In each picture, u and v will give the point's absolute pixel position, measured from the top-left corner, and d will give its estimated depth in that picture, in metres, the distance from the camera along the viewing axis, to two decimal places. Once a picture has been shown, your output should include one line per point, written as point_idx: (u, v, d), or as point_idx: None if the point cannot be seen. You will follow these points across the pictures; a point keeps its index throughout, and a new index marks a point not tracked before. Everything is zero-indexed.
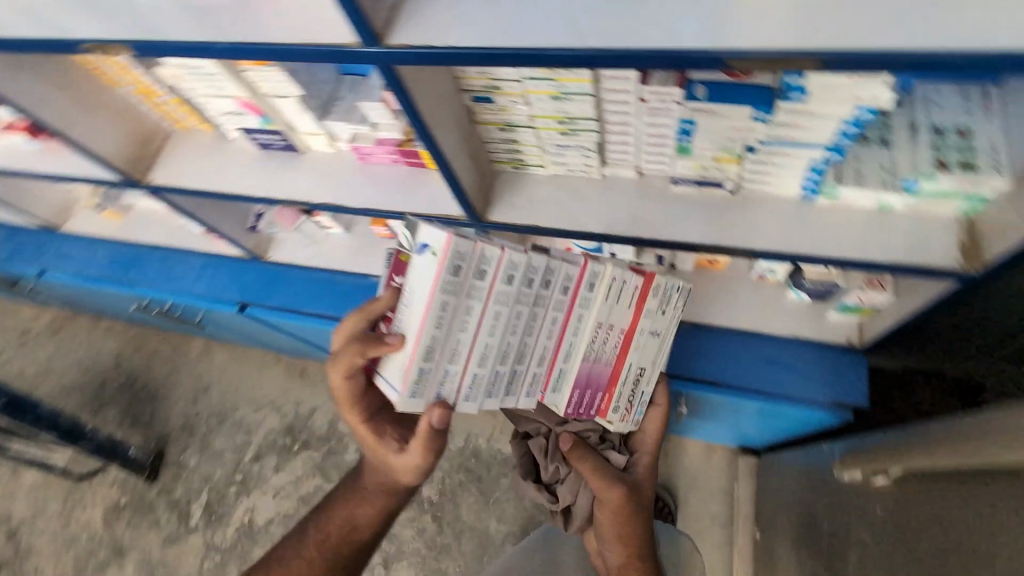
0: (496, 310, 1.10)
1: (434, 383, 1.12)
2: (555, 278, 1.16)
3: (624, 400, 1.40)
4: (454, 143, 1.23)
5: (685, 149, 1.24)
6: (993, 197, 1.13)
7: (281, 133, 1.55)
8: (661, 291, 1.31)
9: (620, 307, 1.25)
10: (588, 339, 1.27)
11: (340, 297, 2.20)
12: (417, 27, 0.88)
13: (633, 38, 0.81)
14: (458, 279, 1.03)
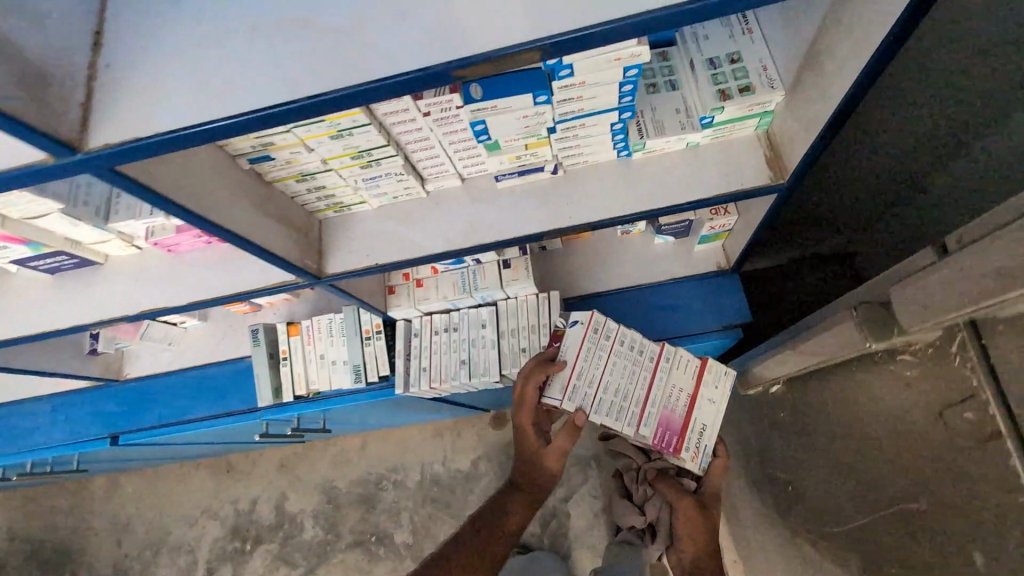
0: (618, 354, 1.54)
1: (587, 388, 1.50)
2: (641, 347, 1.58)
3: (693, 441, 1.56)
4: (244, 216, 1.09)
5: (493, 145, 1.21)
6: (776, 108, 1.19)
7: (63, 252, 1.35)
8: (719, 376, 1.62)
9: (687, 385, 1.58)
10: (662, 389, 1.55)
11: (221, 391, 2.01)
12: (125, 121, 0.76)
13: (366, 70, 0.72)
14: (599, 340, 1.53)
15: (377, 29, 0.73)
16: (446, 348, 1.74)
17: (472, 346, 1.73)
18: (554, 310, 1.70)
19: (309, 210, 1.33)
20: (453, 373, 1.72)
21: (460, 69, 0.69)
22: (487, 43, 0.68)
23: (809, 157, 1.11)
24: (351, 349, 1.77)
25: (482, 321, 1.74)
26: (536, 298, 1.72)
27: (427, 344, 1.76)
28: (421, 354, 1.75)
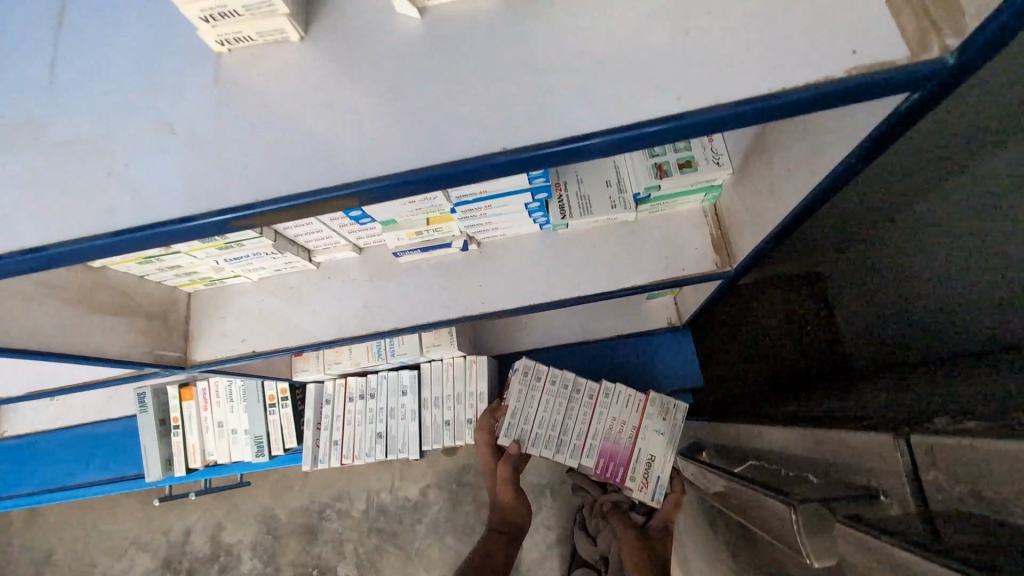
0: (548, 389, 1.31)
1: (519, 426, 1.31)
2: (577, 379, 1.33)
3: (641, 470, 1.29)
4: (55, 324, 0.87)
5: (387, 223, 0.99)
6: (725, 184, 0.99)
7: None
8: (666, 410, 1.32)
9: (633, 417, 1.31)
10: (602, 422, 1.30)
11: (114, 451, 1.77)
12: None
13: (115, 211, 0.48)
14: (529, 375, 1.32)
15: (127, 141, 0.50)
16: (360, 419, 1.55)
17: (389, 417, 1.53)
18: (481, 379, 1.48)
19: (170, 285, 1.11)
20: (368, 448, 1.54)
21: (240, 219, 0.47)
22: (297, 191, 0.46)
23: (756, 254, 0.92)
24: (253, 420, 1.58)
25: (403, 388, 1.52)
26: (463, 362, 1.51)
27: (338, 413, 1.55)
28: (332, 426, 1.56)
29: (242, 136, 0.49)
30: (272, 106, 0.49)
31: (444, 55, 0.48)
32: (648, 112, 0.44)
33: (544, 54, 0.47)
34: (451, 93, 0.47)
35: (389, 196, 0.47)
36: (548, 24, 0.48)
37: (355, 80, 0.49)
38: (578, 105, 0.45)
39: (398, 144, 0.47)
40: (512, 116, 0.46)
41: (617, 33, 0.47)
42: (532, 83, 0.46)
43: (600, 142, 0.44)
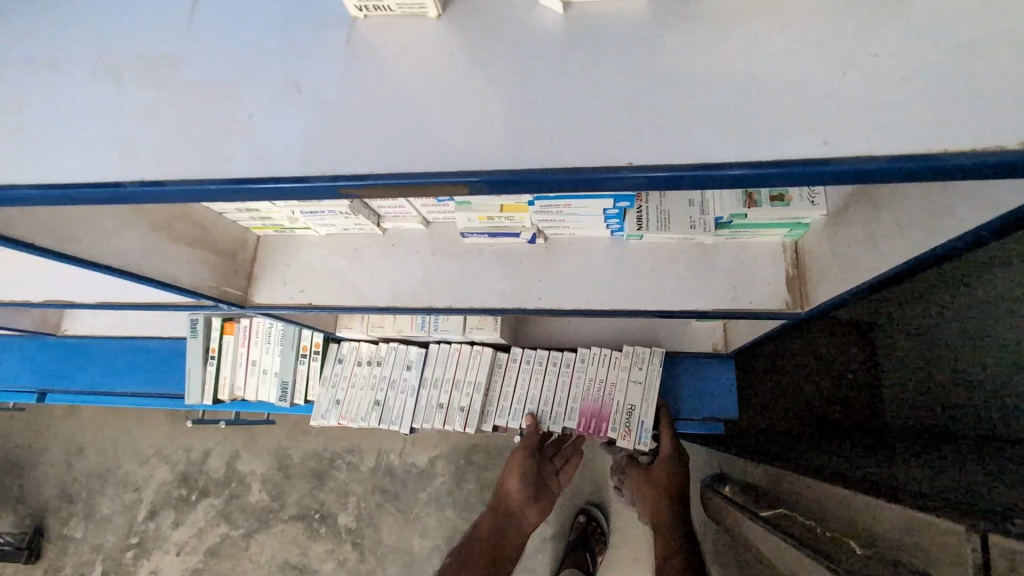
0: (523, 366, 1.52)
1: (503, 404, 1.52)
2: (546, 354, 1.51)
3: (622, 421, 1.43)
4: (138, 249, 0.90)
5: (463, 202, 0.99)
6: (813, 223, 0.95)
7: None
8: (634, 359, 1.44)
9: (610, 373, 1.46)
10: (580, 384, 1.47)
11: (158, 367, 1.86)
12: None
13: (234, 159, 0.49)
14: (505, 361, 1.54)
15: (251, 91, 0.50)
16: (364, 384, 1.60)
17: (389, 387, 1.58)
18: (481, 371, 1.52)
19: (242, 225, 1.14)
20: (362, 413, 1.59)
21: (349, 188, 0.47)
22: (418, 167, 0.46)
23: (837, 302, 0.88)
24: (284, 363, 1.63)
25: (408, 361, 1.57)
26: (470, 350, 1.53)
27: (347, 374, 1.61)
28: (337, 385, 1.61)
29: (371, 106, 0.48)
30: (401, 77, 0.49)
31: (581, 55, 0.47)
32: (787, 152, 0.42)
33: (688, 71, 0.45)
34: (583, 95, 0.46)
35: (504, 190, 0.46)
36: (694, 40, 0.46)
37: (487, 65, 0.48)
38: (712, 130, 0.43)
39: (521, 140, 0.46)
40: (646, 133, 0.44)
41: (766, 61, 0.44)
42: (669, 100, 0.45)
43: (737, 172, 0.42)
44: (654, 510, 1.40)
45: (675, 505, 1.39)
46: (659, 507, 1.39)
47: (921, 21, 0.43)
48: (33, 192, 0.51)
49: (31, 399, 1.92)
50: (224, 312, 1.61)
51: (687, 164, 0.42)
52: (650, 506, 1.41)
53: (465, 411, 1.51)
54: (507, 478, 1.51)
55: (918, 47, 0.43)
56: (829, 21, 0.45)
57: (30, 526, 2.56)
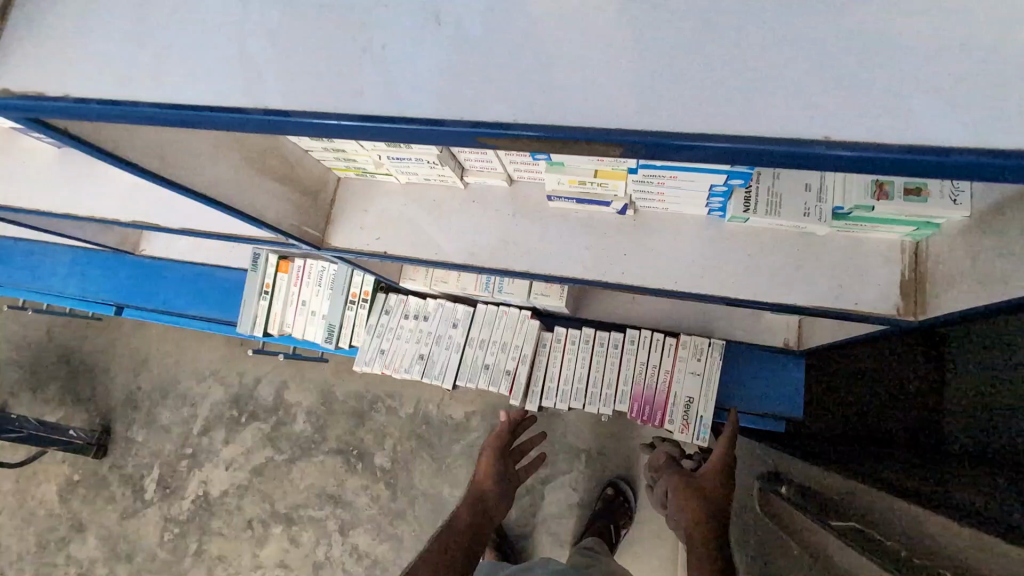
0: (573, 346, 1.52)
1: (552, 382, 1.53)
2: (595, 337, 1.51)
3: (679, 413, 1.43)
4: (227, 177, 0.89)
5: (556, 164, 0.93)
6: (946, 223, 0.85)
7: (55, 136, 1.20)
8: (690, 350, 1.44)
9: (664, 360, 1.46)
10: (632, 367, 1.48)
11: (227, 294, 1.93)
12: (31, 63, 0.52)
13: (379, 89, 0.47)
14: (552, 339, 1.53)
15: (391, 22, 0.47)
16: (411, 337, 1.61)
17: (435, 342, 1.59)
18: (529, 340, 1.53)
19: (325, 165, 1.12)
20: (407, 364, 1.61)
21: (487, 136, 0.47)
22: (595, 123, 0.44)
23: (962, 313, 0.81)
24: (332, 307, 1.65)
25: (455, 320, 1.59)
26: (518, 314, 1.54)
27: (393, 325, 1.63)
28: (382, 335, 1.63)
29: (531, 44, 0.46)
30: (562, 17, 0.46)
31: (761, 17, 0.44)
32: (973, 140, 0.40)
33: (875, 46, 0.42)
34: (758, 61, 0.43)
35: (696, 158, 0.44)
36: (892, 13, 0.43)
37: (656, 12, 0.45)
38: (890, 116, 0.42)
39: (685, 104, 0.44)
40: (847, 101, 0.42)
41: (971, 39, 0.41)
42: (871, 75, 0.42)
43: (962, 158, 0.40)
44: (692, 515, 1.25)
45: (713, 515, 1.26)
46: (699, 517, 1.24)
47: None
48: (156, 111, 0.50)
49: (109, 310, 2.04)
50: (280, 250, 1.65)
51: (908, 149, 0.41)
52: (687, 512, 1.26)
53: (512, 375, 1.53)
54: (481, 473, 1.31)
55: None
56: None
57: (100, 425, 2.77)
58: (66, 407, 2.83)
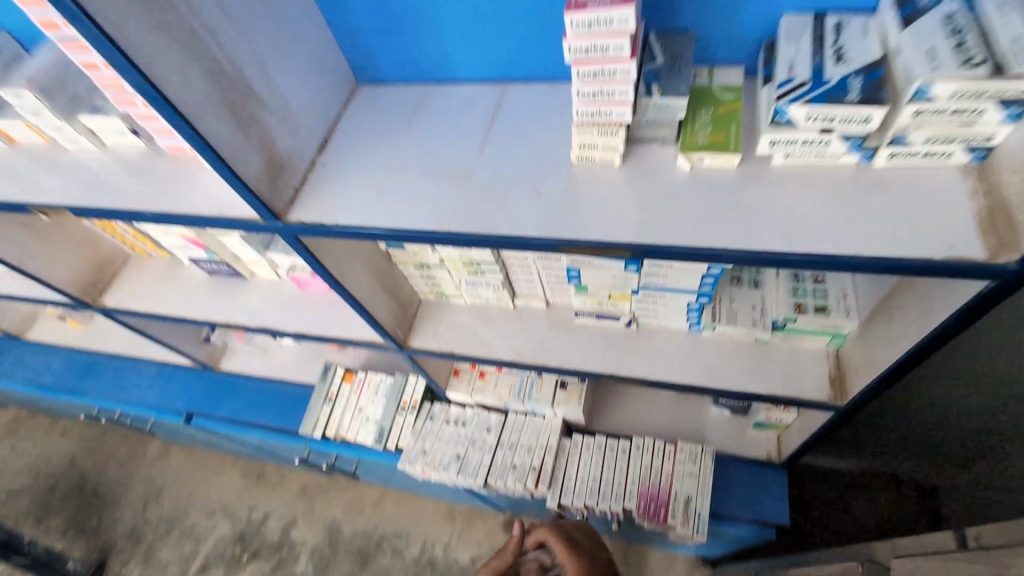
0: (588, 449, 1.81)
1: (571, 479, 1.77)
2: (605, 442, 1.81)
3: (680, 508, 1.66)
4: (360, 287, 1.32)
5: (581, 287, 1.38)
6: (850, 333, 1.23)
7: (226, 264, 1.71)
8: (687, 453, 1.73)
9: (665, 463, 1.74)
10: (639, 469, 1.74)
11: (290, 404, 2.20)
12: (321, 208, 1.01)
13: (502, 223, 0.93)
14: (571, 442, 1.83)
15: (510, 196, 0.96)
16: (449, 439, 1.89)
17: (470, 445, 1.87)
18: (551, 437, 1.83)
19: (415, 290, 1.58)
20: (445, 462, 1.85)
21: (563, 247, 0.90)
22: (620, 239, 0.87)
23: (866, 393, 1.15)
24: (385, 412, 1.97)
25: (488, 425, 1.89)
26: (542, 420, 1.87)
27: (435, 428, 1.92)
28: (423, 437, 1.91)
29: (587, 205, 0.93)
30: (600, 194, 0.93)
31: (696, 195, 0.89)
32: (816, 250, 0.79)
33: (759, 206, 0.85)
34: (700, 214, 0.87)
35: (674, 257, 0.85)
36: (764, 196, 0.86)
37: (646, 193, 0.91)
38: (771, 237, 0.82)
39: (664, 232, 0.86)
40: (749, 231, 0.83)
41: (806, 208, 0.83)
42: (760, 221, 0.84)
43: (813, 260, 0.78)
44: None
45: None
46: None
47: (890, 192, 0.81)
48: (385, 232, 0.96)
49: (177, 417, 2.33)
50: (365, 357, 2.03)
51: (786, 255, 0.79)
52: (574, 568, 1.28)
53: (537, 470, 1.78)
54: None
55: (894, 204, 0.80)
56: (847, 191, 0.83)
57: (96, 559, 2.80)
58: (67, 538, 2.88)
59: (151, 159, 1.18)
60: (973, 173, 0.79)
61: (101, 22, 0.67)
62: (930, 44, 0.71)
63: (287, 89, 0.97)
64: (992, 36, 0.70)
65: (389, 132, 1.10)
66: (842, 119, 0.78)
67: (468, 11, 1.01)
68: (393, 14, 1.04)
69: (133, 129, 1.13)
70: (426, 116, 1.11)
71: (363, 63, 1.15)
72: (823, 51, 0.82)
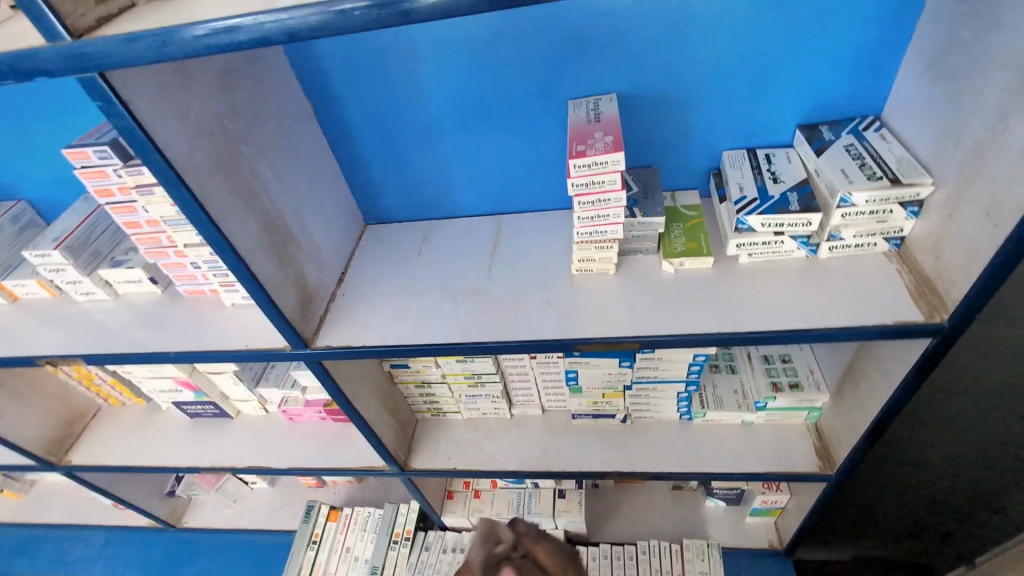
0: (596, 561, 1.74)
1: None
2: (610, 550, 1.76)
3: None
4: (371, 410, 1.35)
5: (577, 389, 1.45)
6: (824, 406, 1.37)
7: (212, 404, 1.68)
8: (695, 550, 1.71)
9: (675, 564, 1.70)
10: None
11: (262, 560, 2.01)
12: (347, 332, 1.09)
13: (519, 330, 1.04)
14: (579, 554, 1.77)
15: (523, 305, 1.08)
16: (449, 570, 1.78)
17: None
18: None
19: (412, 411, 1.60)
20: None
21: (578, 344, 1.01)
22: (627, 333, 1.00)
23: (853, 457, 1.25)
24: (376, 549, 1.85)
25: None
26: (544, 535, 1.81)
27: (432, 560, 1.81)
28: (422, 571, 1.79)
29: (591, 307, 1.06)
30: (600, 297, 1.07)
31: (683, 291, 1.04)
32: (792, 327, 0.95)
33: (737, 296, 1.01)
34: (690, 307, 1.02)
35: (675, 345, 0.98)
36: (739, 286, 1.03)
37: (640, 294, 1.06)
38: (753, 320, 0.97)
39: (662, 324, 1.00)
40: (735, 316, 0.98)
41: (777, 293, 1.00)
42: (741, 309, 0.99)
43: (790, 336, 0.94)
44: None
45: None
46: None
47: (838, 275, 0.99)
48: (412, 347, 1.04)
49: None
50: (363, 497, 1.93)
51: (768, 333, 0.95)
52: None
53: None
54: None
55: (843, 284, 0.98)
56: (805, 278, 1.01)
57: None
58: None
59: (165, 305, 1.24)
60: (895, 256, 0.99)
61: (195, 190, 0.80)
62: (842, 166, 0.95)
63: (316, 231, 1.12)
64: (883, 158, 0.95)
65: (401, 261, 1.22)
66: (788, 222, 0.98)
67: (472, 160, 1.20)
68: (403, 166, 1.22)
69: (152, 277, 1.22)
70: (433, 244, 1.25)
71: (373, 206, 1.30)
72: (762, 175, 1.05)
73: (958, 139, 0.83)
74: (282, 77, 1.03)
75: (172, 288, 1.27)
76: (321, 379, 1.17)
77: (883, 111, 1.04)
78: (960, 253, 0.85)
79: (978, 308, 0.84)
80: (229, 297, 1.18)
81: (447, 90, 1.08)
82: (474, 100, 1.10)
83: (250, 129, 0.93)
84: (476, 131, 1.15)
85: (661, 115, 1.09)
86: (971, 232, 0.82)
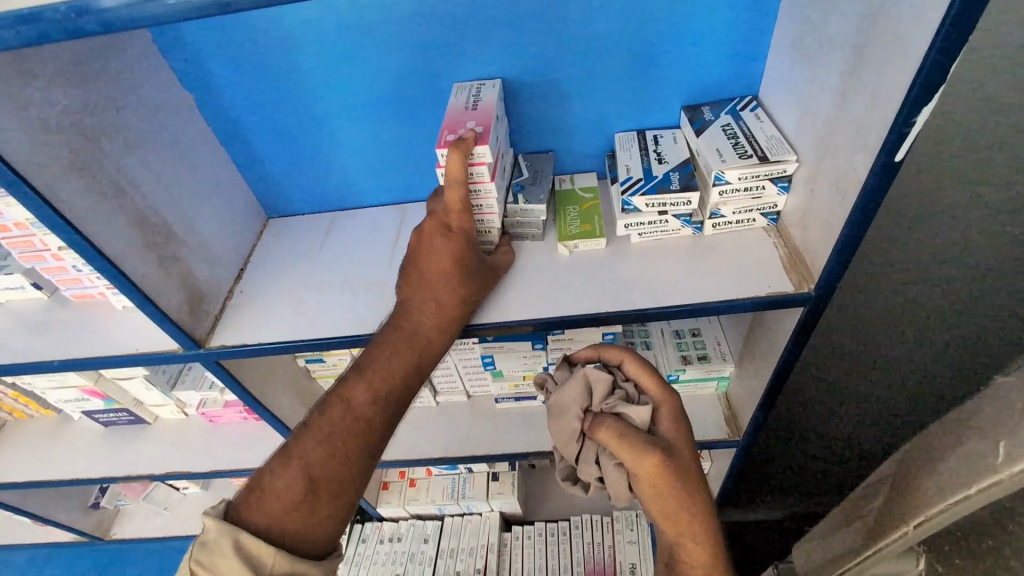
0: (531, 540, 1.78)
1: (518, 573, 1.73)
2: (545, 527, 1.81)
3: None
4: (285, 406, 1.33)
5: (497, 373, 1.47)
6: (731, 374, 1.43)
7: (125, 411, 1.62)
8: (624, 521, 1.77)
9: (606, 536, 1.75)
10: (582, 549, 1.74)
11: None
12: (243, 329, 1.06)
13: None
14: (514, 534, 1.81)
15: None
16: (387, 560, 1.79)
17: (409, 560, 1.78)
18: (492, 535, 1.80)
19: None
20: None
21: (474, 329, 1.02)
22: (521, 315, 1.01)
23: (754, 422, 1.32)
24: None
25: (426, 535, 1.82)
26: (480, 518, 1.84)
27: (369, 552, 1.81)
28: (358, 563, 1.79)
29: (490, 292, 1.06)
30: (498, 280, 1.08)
31: (577, 272, 1.07)
32: (676, 303, 0.98)
33: (628, 275, 1.04)
34: (583, 287, 1.04)
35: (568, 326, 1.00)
36: (630, 265, 1.06)
37: (538, 277, 1.07)
38: (641, 296, 1.00)
39: (557, 305, 1.02)
40: (625, 293, 1.01)
41: (664, 270, 1.03)
42: (630, 287, 1.02)
43: (674, 312, 0.97)
44: (269, 514, 0.83)
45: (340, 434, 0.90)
46: (338, 510, 0.88)
47: (722, 251, 1.03)
48: (308, 341, 1.02)
49: None
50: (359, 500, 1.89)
51: (654, 309, 0.98)
52: (284, 476, 0.86)
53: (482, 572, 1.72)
54: (686, 559, 0.84)
55: (725, 260, 1.02)
56: (692, 255, 1.04)
57: None
58: None
59: (52, 311, 1.18)
60: (773, 231, 1.04)
61: (43, 191, 0.77)
62: (717, 145, 0.98)
63: (206, 229, 1.09)
64: (755, 137, 0.99)
65: (303, 254, 1.20)
66: (670, 202, 1.01)
67: (369, 148, 1.17)
68: (299, 157, 1.19)
69: (34, 284, 1.16)
70: (337, 235, 1.23)
71: (272, 200, 1.26)
72: (648, 156, 1.07)
73: (813, 116, 0.88)
74: (154, 69, 0.99)
75: (60, 294, 1.21)
76: (223, 378, 1.14)
77: (760, 90, 1.07)
78: (819, 227, 0.90)
79: (839, 277, 0.90)
80: (119, 300, 1.13)
81: (331, 77, 1.06)
82: (363, 88, 1.08)
83: (113, 123, 0.89)
84: (369, 120, 1.13)
85: (552, 99, 1.10)
86: (827, 206, 0.86)
